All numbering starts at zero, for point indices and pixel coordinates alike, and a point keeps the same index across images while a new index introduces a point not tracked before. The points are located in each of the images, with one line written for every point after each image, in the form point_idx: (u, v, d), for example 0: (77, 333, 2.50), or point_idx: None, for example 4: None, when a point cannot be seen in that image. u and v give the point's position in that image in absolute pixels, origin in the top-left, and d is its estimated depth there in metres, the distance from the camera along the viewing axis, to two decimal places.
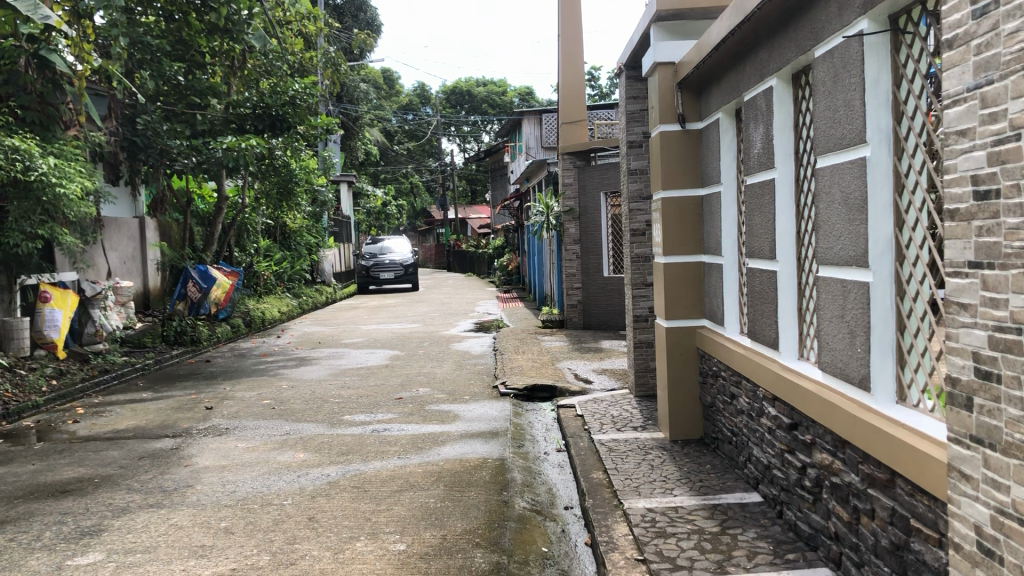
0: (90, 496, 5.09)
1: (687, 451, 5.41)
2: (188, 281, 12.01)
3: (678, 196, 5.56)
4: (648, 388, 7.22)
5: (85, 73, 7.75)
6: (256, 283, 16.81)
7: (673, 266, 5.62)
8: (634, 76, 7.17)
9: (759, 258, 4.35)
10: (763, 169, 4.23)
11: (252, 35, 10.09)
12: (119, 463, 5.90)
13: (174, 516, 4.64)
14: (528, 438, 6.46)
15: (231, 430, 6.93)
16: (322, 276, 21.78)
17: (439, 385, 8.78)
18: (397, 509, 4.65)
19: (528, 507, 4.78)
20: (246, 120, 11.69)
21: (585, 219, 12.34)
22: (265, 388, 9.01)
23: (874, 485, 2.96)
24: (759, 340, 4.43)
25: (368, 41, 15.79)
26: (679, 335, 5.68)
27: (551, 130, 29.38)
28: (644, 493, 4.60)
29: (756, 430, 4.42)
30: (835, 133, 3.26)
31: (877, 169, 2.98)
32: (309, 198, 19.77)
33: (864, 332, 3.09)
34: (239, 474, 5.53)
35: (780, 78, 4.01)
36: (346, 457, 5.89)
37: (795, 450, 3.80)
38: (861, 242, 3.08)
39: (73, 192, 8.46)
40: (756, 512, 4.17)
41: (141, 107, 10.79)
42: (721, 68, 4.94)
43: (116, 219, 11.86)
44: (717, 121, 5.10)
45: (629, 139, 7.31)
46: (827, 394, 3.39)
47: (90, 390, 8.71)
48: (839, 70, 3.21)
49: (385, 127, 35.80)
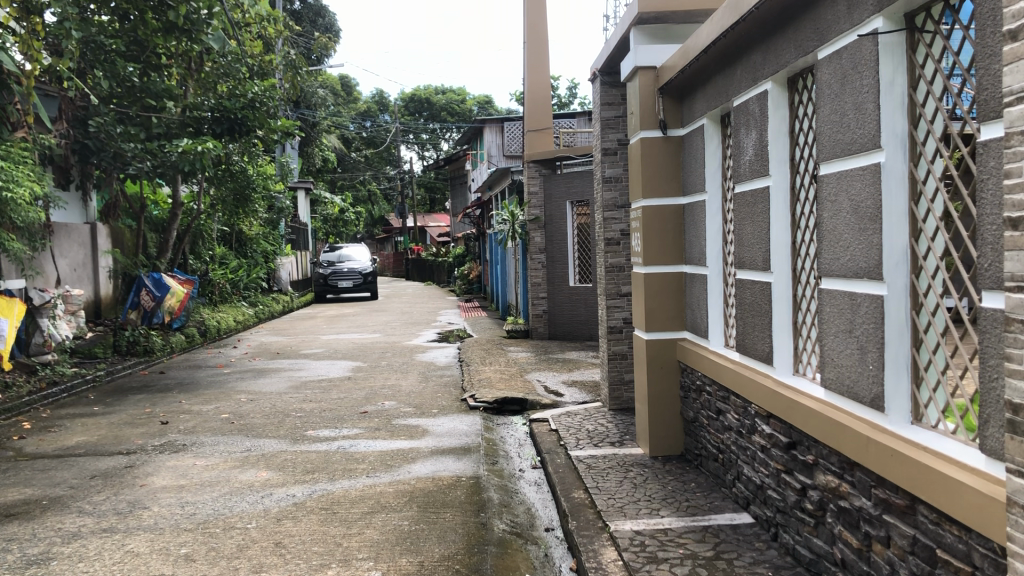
0: (37, 520, 4.75)
1: (669, 468, 5.23)
2: (142, 290, 11.42)
3: (659, 204, 5.38)
4: (622, 401, 7.04)
5: (34, 72, 7.39)
6: (211, 292, 16.37)
7: (653, 276, 5.43)
8: (609, 81, 7.05)
9: (750, 269, 4.18)
10: (756, 176, 4.06)
11: (211, 35, 9.68)
12: (69, 483, 5.56)
13: (129, 542, 4.33)
14: (502, 455, 6.25)
15: (189, 446, 6.61)
16: (279, 284, 21.30)
17: (405, 398, 8.51)
18: (370, 533, 4.39)
19: (508, 529, 4.55)
20: (204, 123, 11.21)
21: (550, 228, 12.18)
22: (223, 400, 8.67)
23: (890, 511, 2.79)
24: (748, 354, 4.26)
25: (328, 44, 15.49)
26: (659, 347, 5.49)
27: (513, 139, 29.18)
28: (630, 514, 4.38)
29: (746, 448, 4.24)
30: (843, 138, 3.11)
31: (892, 176, 2.82)
32: (265, 205, 19.39)
33: (877, 348, 2.92)
34: (198, 495, 5.22)
35: (775, 82, 3.85)
36: (311, 475, 5.61)
37: (793, 471, 3.62)
38: (874, 253, 2.91)
39: (21, 195, 8.12)
40: (749, 534, 3.98)
41: (93, 108, 10.38)
42: (706, 72, 4.79)
43: (66, 225, 11.39)
44: (701, 127, 4.94)
45: (604, 146, 7.09)
46: (832, 413, 3.22)
47: (37, 404, 8.32)
48: (848, 71, 3.05)
49: (342, 133, 35.35)
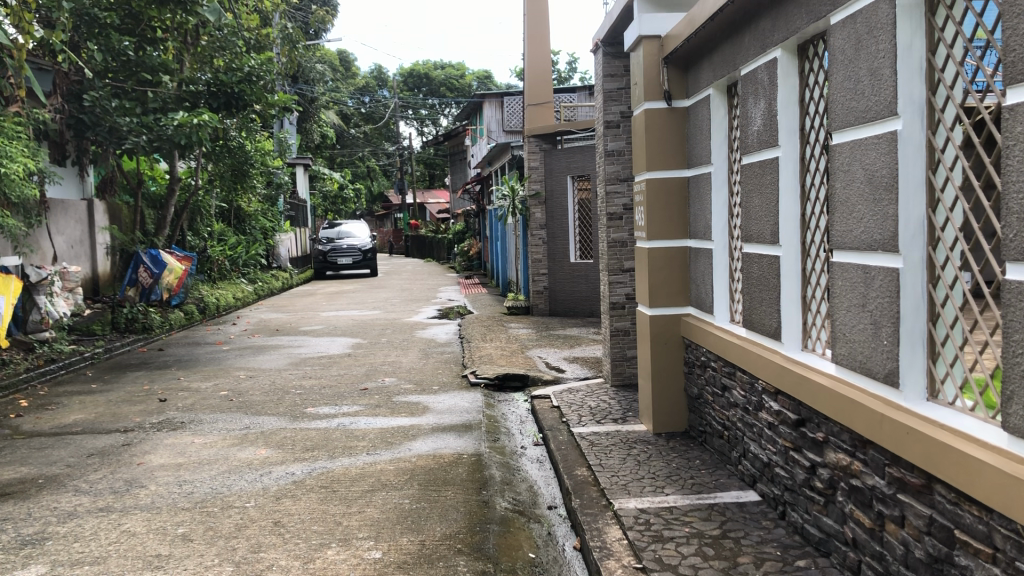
0: (32, 499, 4.68)
1: (674, 445, 5.16)
2: (139, 267, 11.52)
3: (663, 177, 5.27)
4: (624, 377, 6.96)
5: (27, 44, 7.26)
6: (210, 269, 16.28)
7: (657, 251, 5.33)
8: (612, 52, 6.92)
9: (757, 242, 4.09)
10: (765, 147, 3.95)
11: (206, 7, 9.50)
12: (66, 461, 5.50)
13: (126, 522, 4.26)
14: (503, 432, 6.18)
15: (187, 424, 6.54)
16: (278, 261, 21.20)
17: (405, 375, 8.44)
18: (370, 512, 4.32)
19: (510, 507, 4.49)
20: (200, 98, 11.19)
21: (551, 204, 12.07)
22: (221, 378, 8.60)
23: (904, 490, 2.71)
24: (755, 329, 4.18)
25: (325, 17, 15.28)
26: (663, 323, 5.39)
27: (512, 114, 28.95)
28: (634, 492, 4.31)
29: (753, 425, 4.16)
30: (857, 105, 3.00)
31: (910, 145, 2.72)
32: (264, 181, 19.27)
33: (891, 323, 2.84)
34: (196, 473, 5.16)
35: (785, 49, 3.74)
36: (311, 453, 5.54)
37: (802, 449, 3.55)
38: (890, 224, 2.81)
39: (15, 171, 8.01)
40: (756, 512, 3.92)
41: (89, 83, 10.18)
42: (712, 41, 4.66)
43: (63, 201, 11.27)
44: (707, 97, 4.82)
45: (606, 119, 7.00)
46: (845, 390, 3.13)
47: (35, 382, 8.26)
48: (863, 36, 2.94)
49: (340, 108, 35.09)
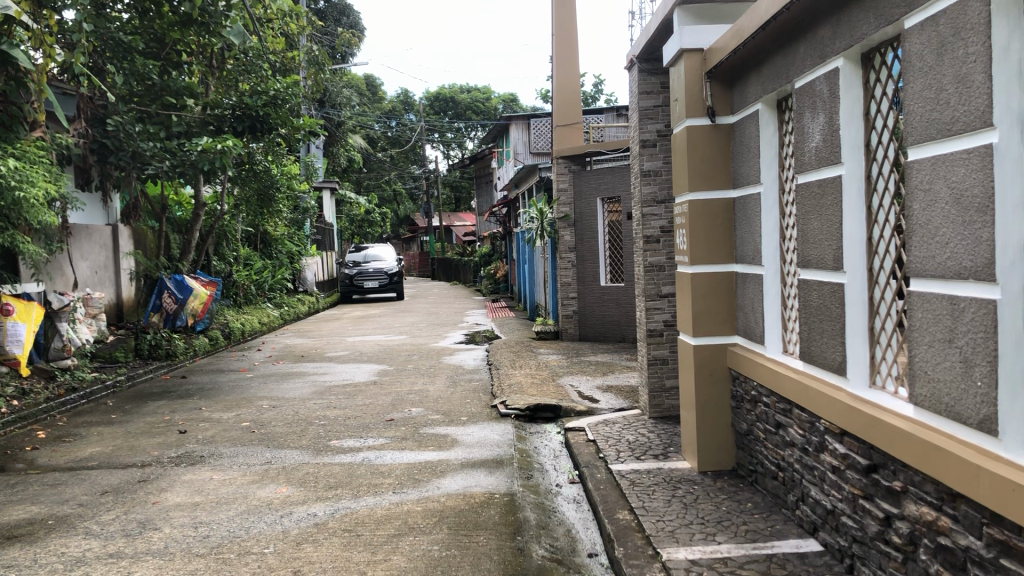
0: (41, 543, 4.42)
1: (723, 484, 4.80)
2: (163, 292, 11.25)
3: (707, 197, 4.96)
4: (663, 409, 6.60)
5: (48, 68, 6.92)
6: (235, 293, 16.06)
7: (700, 277, 5.00)
8: (647, 69, 6.62)
9: (817, 268, 3.76)
10: (824, 165, 3.64)
11: (230, 28, 9.23)
12: (79, 500, 5.24)
13: (135, 570, 3.97)
14: (537, 468, 5.85)
15: (207, 458, 6.27)
16: (304, 284, 21.07)
17: (432, 404, 8.13)
18: (397, 560, 4.01)
19: (547, 556, 4.17)
20: (225, 121, 10.90)
21: (580, 226, 11.76)
22: (242, 408, 8.31)
23: (1009, 554, 2.36)
24: (815, 363, 3.84)
25: (351, 39, 14.84)
26: (708, 354, 5.07)
27: (539, 135, 28.59)
28: (683, 540, 3.96)
29: (813, 468, 3.82)
30: (939, 117, 2.68)
31: (1008, 158, 2.38)
32: (290, 205, 19.12)
33: (986, 363, 2.50)
34: (214, 514, 4.87)
35: (848, 59, 3.43)
36: (334, 491, 5.24)
37: (874, 497, 3.20)
38: (985, 250, 2.49)
39: (35, 196, 7.74)
40: (820, 566, 3.56)
41: (113, 107, 9.95)
42: (761, 52, 4.35)
43: (87, 227, 11.16)
44: (755, 113, 4.51)
45: (642, 138, 6.67)
46: (928, 435, 2.79)
47: (55, 412, 8.06)
48: (947, 39, 2.63)
49: (367, 132, 35.05)
